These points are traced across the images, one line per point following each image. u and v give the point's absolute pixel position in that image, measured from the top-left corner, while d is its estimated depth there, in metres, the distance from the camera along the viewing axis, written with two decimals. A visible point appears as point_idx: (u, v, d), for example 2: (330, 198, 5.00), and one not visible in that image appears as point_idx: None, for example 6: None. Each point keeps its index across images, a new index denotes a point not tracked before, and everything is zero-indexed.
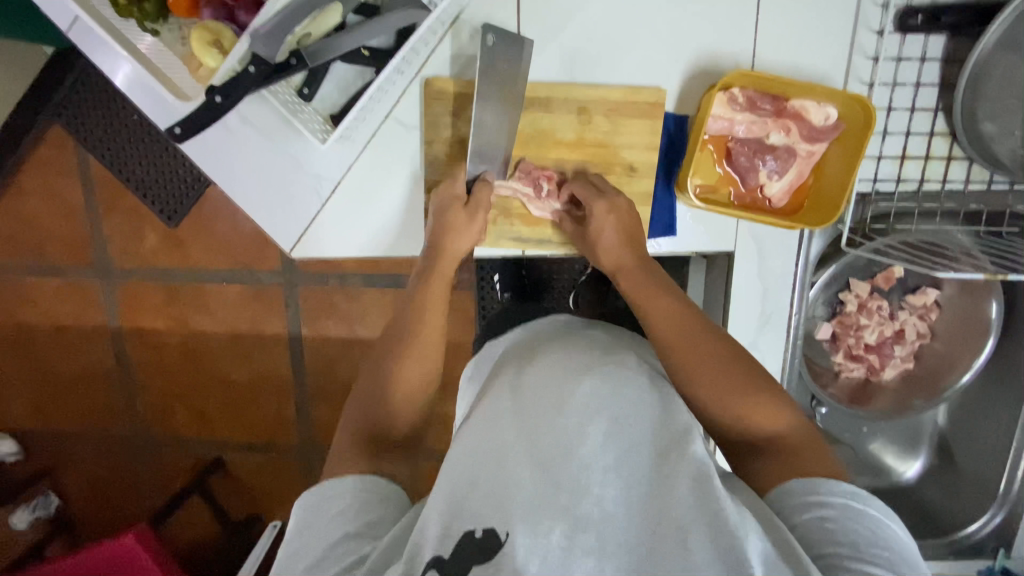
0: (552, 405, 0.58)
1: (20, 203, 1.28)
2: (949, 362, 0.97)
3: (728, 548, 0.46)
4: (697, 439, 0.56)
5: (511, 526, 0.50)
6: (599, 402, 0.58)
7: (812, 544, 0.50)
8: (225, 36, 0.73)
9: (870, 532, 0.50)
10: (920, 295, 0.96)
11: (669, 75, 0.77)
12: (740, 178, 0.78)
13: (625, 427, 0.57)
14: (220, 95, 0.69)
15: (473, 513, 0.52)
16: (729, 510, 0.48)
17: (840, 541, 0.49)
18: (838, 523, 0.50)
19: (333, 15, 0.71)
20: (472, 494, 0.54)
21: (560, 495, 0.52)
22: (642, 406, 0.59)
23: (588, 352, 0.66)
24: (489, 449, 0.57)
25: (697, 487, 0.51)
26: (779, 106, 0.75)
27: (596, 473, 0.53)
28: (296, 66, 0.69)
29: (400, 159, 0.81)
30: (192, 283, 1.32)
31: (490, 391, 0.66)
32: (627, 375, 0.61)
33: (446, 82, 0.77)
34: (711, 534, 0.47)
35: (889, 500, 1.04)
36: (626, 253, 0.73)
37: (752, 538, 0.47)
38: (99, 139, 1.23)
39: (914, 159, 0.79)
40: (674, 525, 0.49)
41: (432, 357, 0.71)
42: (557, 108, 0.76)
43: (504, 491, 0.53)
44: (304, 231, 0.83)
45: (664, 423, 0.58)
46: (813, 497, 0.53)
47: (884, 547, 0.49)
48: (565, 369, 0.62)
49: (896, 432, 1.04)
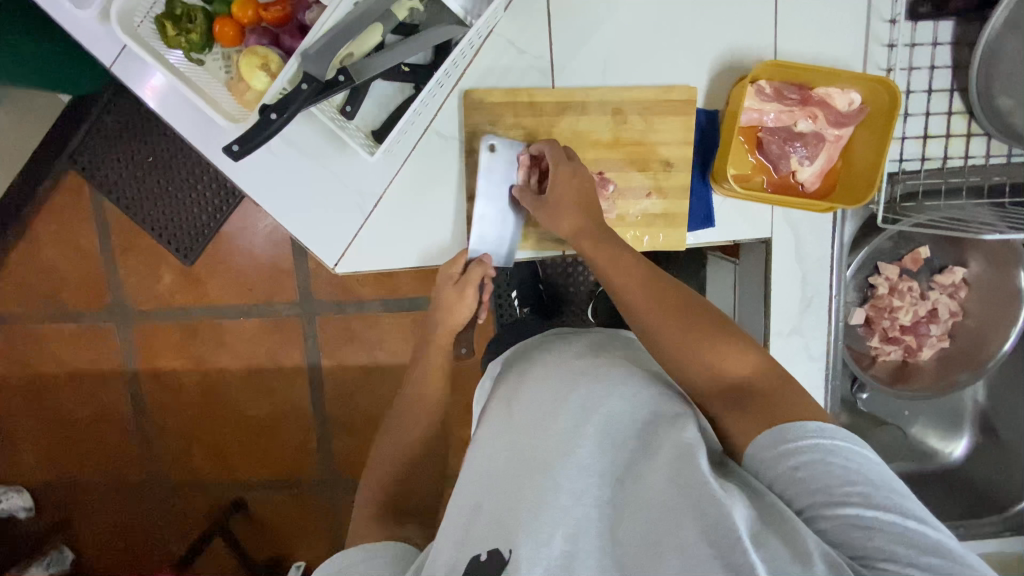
0: (545, 412, 0.61)
1: (37, 252, 1.30)
2: (983, 337, 0.98)
3: (717, 519, 0.47)
4: (687, 426, 0.57)
5: (513, 542, 0.51)
6: (590, 402, 0.60)
7: (792, 499, 0.51)
8: (273, 59, 0.75)
9: (842, 469, 0.49)
10: (948, 274, 0.99)
11: (698, 71, 0.80)
12: (773, 166, 0.80)
13: (615, 430, 0.59)
14: (275, 112, 0.71)
15: (479, 538, 0.54)
16: (716, 486, 0.49)
17: (814, 488, 0.49)
18: (807, 470, 0.50)
19: (373, 35, 0.74)
20: (477, 514, 0.57)
21: (559, 496, 0.54)
22: (632, 403, 0.61)
23: (583, 354, 0.69)
24: (492, 472, 0.60)
25: (681, 469, 0.52)
26: (806, 94, 0.78)
27: (588, 476, 0.55)
28: (344, 83, 0.73)
29: (440, 169, 0.83)
30: (210, 321, 1.33)
31: (494, 405, 0.69)
32: (614, 372, 0.64)
33: (483, 93, 0.80)
34: (701, 512, 0.48)
35: (939, 484, 1.04)
36: (580, 210, 0.74)
37: (738, 511, 0.48)
38: (115, 183, 1.25)
39: (936, 138, 0.82)
40: (664, 511, 0.50)
41: (416, 387, 0.80)
42: (592, 111, 0.80)
43: (505, 511, 0.55)
44: (347, 247, 0.85)
45: (651, 420, 0.60)
46: (783, 453, 0.52)
47: (857, 480, 0.49)
48: (558, 376, 0.65)
49: (937, 414, 1.05)
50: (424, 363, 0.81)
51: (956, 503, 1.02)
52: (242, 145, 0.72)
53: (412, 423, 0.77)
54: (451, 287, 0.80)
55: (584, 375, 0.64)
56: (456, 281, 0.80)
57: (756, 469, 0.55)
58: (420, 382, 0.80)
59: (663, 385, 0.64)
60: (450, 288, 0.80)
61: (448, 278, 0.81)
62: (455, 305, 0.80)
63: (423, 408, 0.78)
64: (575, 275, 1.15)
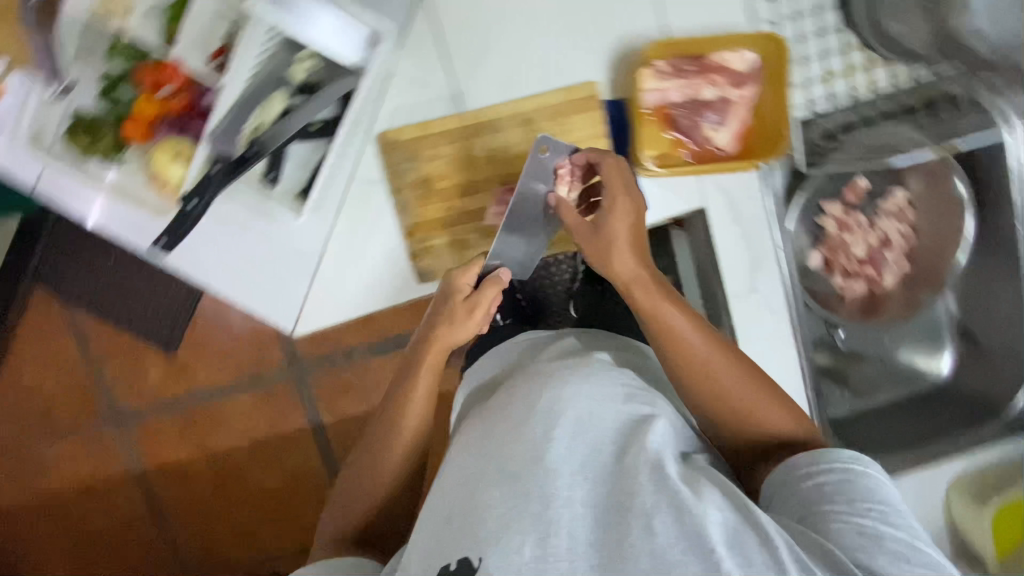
0: (516, 423, 0.66)
1: (28, 373, 1.32)
2: (939, 250, 1.00)
3: (690, 523, 0.54)
4: (652, 432, 0.64)
5: (483, 552, 0.57)
6: (559, 407, 0.65)
7: (810, 504, 0.60)
8: (184, 147, 0.78)
9: (867, 489, 0.59)
10: (891, 199, 1.00)
11: (596, 63, 0.81)
12: (689, 138, 0.82)
13: (586, 430, 0.64)
14: (190, 198, 0.76)
15: (445, 550, 0.60)
16: (686, 490, 0.57)
17: (837, 499, 0.59)
18: (835, 485, 0.60)
19: (277, 103, 0.77)
20: (448, 528, 0.62)
21: (531, 503, 0.59)
22: (602, 406, 0.66)
23: (549, 362, 0.74)
24: (466, 482, 0.65)
25: (657, 476, 0.59)
26: (702, 64, 0.80)
27: (562, 479, 0.61)
28: (255, 155, 0.76)
29: (372, 213, 0.83)
30: (205, 405, 1.33)
31: (466, 424, 0.74)
32: (580, 377, 0.69)
33: (396, 132, 0.81)
34: (676, 516, 0.55)
35: (940, 404, 1.04)
36: (632, 252, 0.73)
37: (710, 511, 0.56)
38: (82, 290, 1.27)
39: (840, 75, 0.83)
40: (636, 509, 0.57)
41: (398, 421, 0.77)
42: (505, 126, 0.82)
43: (477, 516, 0.60)
44: (301, 309, 0.86)
45: (622, 421, 0.66)
46: (813, 467, 0.62)
47: (879, 501, 0.58)
48: (523, 388, 0.70)
49: (915, 334, 1.06)
50: (410, 390, 0.77)
51: (955, 417, 1.02)
52: (169, 240, 0.80)
53: (392, 457, 0.78)
54: (463, 300, 0.75)
55: (550, 382, 0.69)
56: (464, 296, 0.76)
57: (785, 478, 0.63)
58: (402, 415, 0.77)
59: (631, 384, 0.71)
60: (461, 302, 0.75)
61: (460, 291, 0.75)
62: (460, 313, 0.75)
63: (404, 443, 0.77)
64: (552, 271, 1.06)
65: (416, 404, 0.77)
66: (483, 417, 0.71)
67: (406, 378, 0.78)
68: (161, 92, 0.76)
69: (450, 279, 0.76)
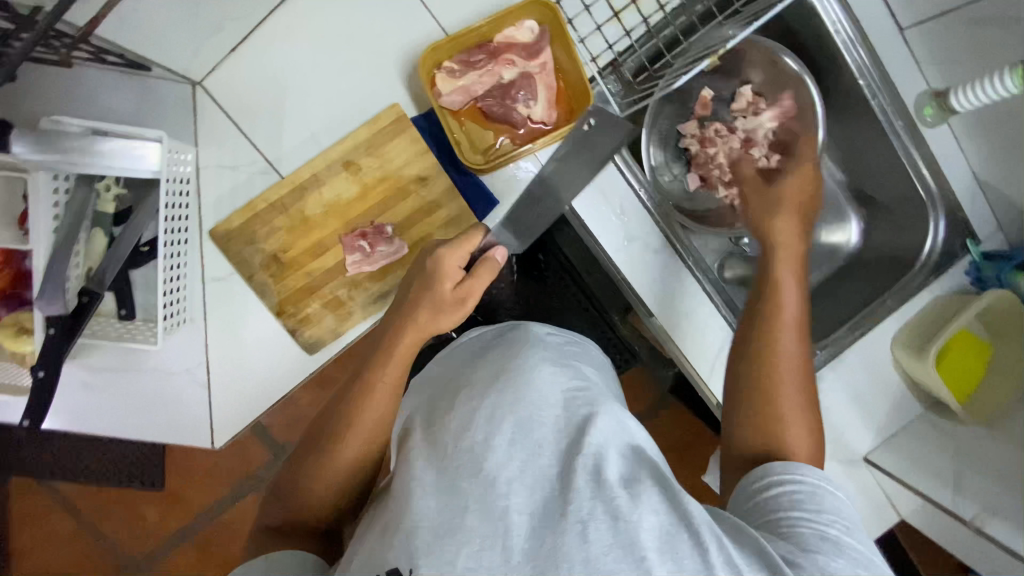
0: (459, 426, 0.56)
1: (30, 563, 1.31)
2: (806, 134, 0.95)
3: (628, 537, 0.46)
4: (595, 428, 0.55)
5: (414, 562, 0.47)
6: (499, 411, 0.57)
7: (773, 510, 0.55)
8: (25, 318, 0.77)
9: (832, 506, 0.53)
10: (739, 98, 0.99)
11: (392, 88, 0.81)
12: (508, 123, 0.82)
13: (526, 432, 0.55)
14: (42, 367, 0.73)
15: (369, 566, 0.48)
16: (623, 494, 0.48)
17: (804, 507, 0.53)
18: (803, 494, 0.55)
19: (99, 239, 0.76)
20: (378, 538, 0.50)
21: (467, 517, 0.48)
22: (544, 406, 0.58)
23: (494, 366, 0.65)
24: (390, 498, 0.53)
25: (595, 480, 0.49)
26: (490, 49, 0.80)
27: (500, 485, 0.50)
28: (90, 301, 0.73)
29: (237, 307, 0.82)
30: (211, 524, 1.32)
31: (406, 426, 0.63)
32: (526, 379, 0.61)
33: (225, 223, 0.80)
34: (610, 522, 0.46)
35: (861, 270, 1.05)
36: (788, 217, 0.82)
37: (646, 517, 0.47)
38: (52, 464, 1.29)
39: (626, 10, 0.82)
40: (572, 516, 0.47)
41: (366, 401, 0.63)
42: (327, 178, 0.81)
43: (395, 534, 0.49)
44: (209, 420, 0.83)
45: (561, 423, 0.57)
46: (784, 474, 0.57)
47: (842, 515, 0.53)
48: (468, 393, 0.61)
49: (816, 212, 1.08)
50: (375, 379, 0.63)
51: (882, 278, 1.01)
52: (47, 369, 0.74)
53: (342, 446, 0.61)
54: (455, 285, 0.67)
55: (490, 386, 0.60)
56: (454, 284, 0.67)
57: (751, 485, 0.59)
58: (373, 389, 0.63)
59: (574, 386, 0.61)
60: (445, 279, 0.66)
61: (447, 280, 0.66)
62: (444, 305, 0.66)
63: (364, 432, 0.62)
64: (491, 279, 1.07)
65: (388, 389, 0.63)
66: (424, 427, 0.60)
67: (372, 361, 0.65)
68: None
69: (446, 257, 0.67)
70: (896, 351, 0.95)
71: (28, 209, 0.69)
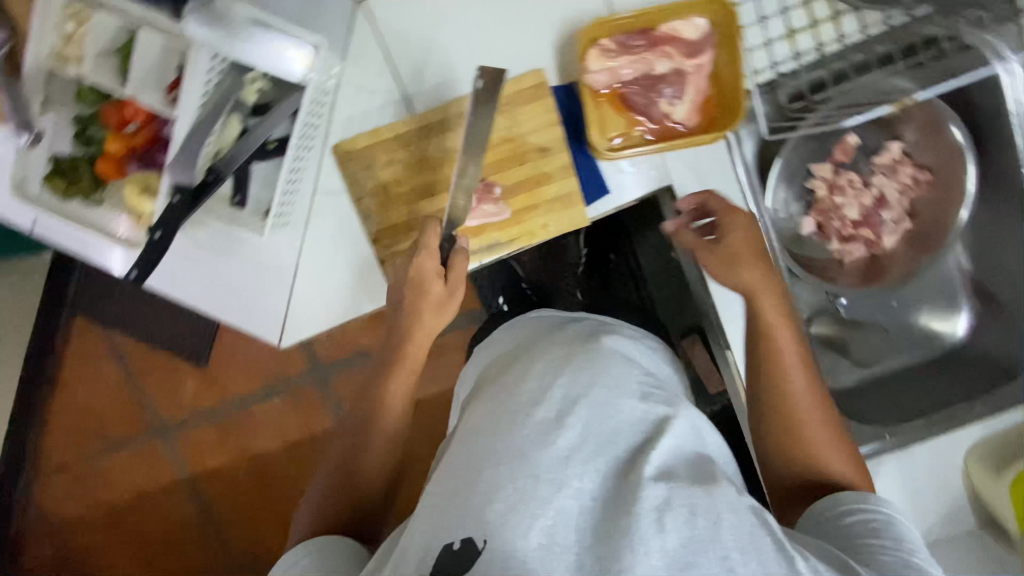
0: (531, 400, 0.58)
1: (74, 398, 1.42)
2: (945, 204, 0.93)
3: (703, 535, 0.48)
4: (668, 429, 0.58)
5: (488, 532, 0.48)
6: (575, 392, 0.58)
7: (855, 536, 0.59)
8: (152, 180, 0.82)
9: (909, 535, 0.58)
10: (884, 153, 0.95)
11: (542, 52, 0.80)
12: (646, 116, 0.79)
13: (601, 418, 0.57)
14: (158, 229, 0.78)
15: (448, 526, 0.50)
16: (699, 495, 0.51)
17: (884, 536, 0.58)
18: (881, 523, 0.59)
19: (234, 127, 0.79)
20: (452, 504, 0.51)
21: (541, 488, 0.50)
22: (618, 396, 0.59)
23: (566, 346, 0.66)
24: (466, 457, 0.55)
25: (667, 478, 0.52)
26: (651, 38, 0.77)
27: (573, 466, 0.53)
28: (214, 182, 0.78)
29: (339, 223, 0.85)
30: (239, 412, 1.40)
31: (478, 396, 0.65)
32: (603, 365, 0.62)
33: (350, 142, 0.83)
34: (685, 517, 0.49)
35: (950, 368, 0.99)
36: (759, 262, 0.74)
37: (723, 517, 0.50)
38: (116, 315, 1.38)
39: (802, 31, 0.78)
40: (647, 505, 0.49)
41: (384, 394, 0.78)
42: (454, 125, 0.81)
43: (476, 495, 0.51)
44: (282, 321, 0.87)
45: (641, 419, 0.58)
46: (862, 504, 0.61)
47: (919, 546, 0.58)
48: (541, 366, 0.62)
49: (926, 293, 1.01)
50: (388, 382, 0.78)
51: (974, 382, 0.95)
52: (162, 232, 0.78)
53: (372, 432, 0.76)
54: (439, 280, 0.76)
55: (568, 364, 0.62)
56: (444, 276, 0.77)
57: (827, 511, 0.63)
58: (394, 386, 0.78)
59: (648, 381, 0.63)
60: (433, 274, 0.76)
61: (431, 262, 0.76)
62: (430, 305, 0.77)
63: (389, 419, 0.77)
64: (557, 259, 1.11)
65: (399, 389, 0.78)
66: (492, 395, 0.62)
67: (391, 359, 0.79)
68: (129, 128, 0.82)
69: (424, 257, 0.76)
70: (969, 461, 0.90)
71: (185, 74, 0.73)
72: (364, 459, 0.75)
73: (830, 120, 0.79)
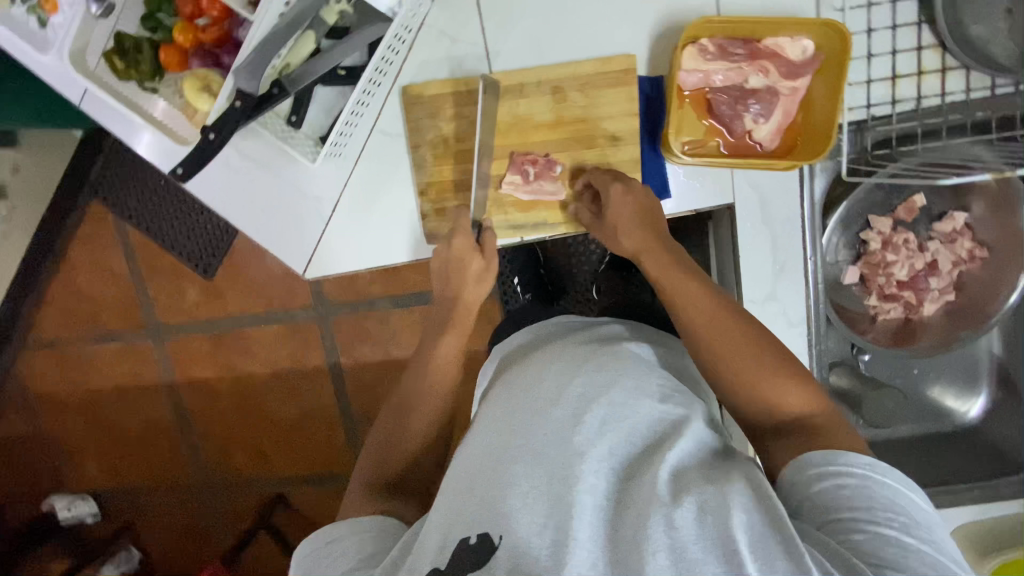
0: (546, 400, 0.58)
1: (74, 280, 1.40)
2: (993, 287, 0.90)
3: (719, 533, 0.45)
4: (689, 429, 0.55)
5: (504, 528, 0.50)
6: (592, 392, 0.58)
7: (826, 511, 0.48)
8: (213, 78, 0.79)
9: (888, 498, 0.47)
10: (948, 220, 0.92)
11: (637, 39, 0.78)
12: (726, 128, 0.76)
13: (617, 418, 0.56)
14: (213, 132, 0.74)
15: (468, 519, 0.52)
16: (712, 490, 0.47)
17: (857, 506, 0.47)
18: (855, 490, 0.48)
19: (308, 43, 0.75)
20: (469, 499, 0.54)
21: (555, 487, 0.51)
22: (636, 395, 0.57)
23: (588, 345, 0.65)
24: (482, 458, 0.57)
25: (680, 478, 0.50)
26: (753, 48, 0.74)
27: (588, 464, 0.52)
28: (278, 95, 0.74)
29: (390, 166, 0.83)
30: (235, 330, 1.39)
31: (497, 391, 0.66)
32: (622, 364, 0.61)
33: (421, 86, 0.80)
34: (697, 513, 0.46)
35: (953, 446, 0.98)
36: (636, 226, 0.71)
37: (736, 511, 0.45)
38: (133, 207, 1.34)
39: (906, 77, 0.75)
40: (656, 503, 0.48)
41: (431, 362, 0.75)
42: (531, 93, 0.78)
43: (495, 495, 0.52)
44: (313, 252, 0.86)
45: (658, 419, 0.56)
46: (831, 468, 0.49)
47: (904, 512, 0.46)
48: (559, 365, 0.62)
49: (951, 370, 0.99)
50: (435, 348, 0.76)
51: (974, 466, 0.95)
52: (217, 133, 0.74)
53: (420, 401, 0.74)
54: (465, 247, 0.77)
55: (584, 365, 0.61)
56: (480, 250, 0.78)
57: (793, 480, 0.51)
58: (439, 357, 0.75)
59: (668, 381, 0.61)
60: (470, 249, 0.76)
61: (467, 238, 0.76)
62: (469, 278, 0.78)
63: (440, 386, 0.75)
64: (580, 254, 1.06)
65: (446, 359, 0.75)
66: (510, 389, 0.63)
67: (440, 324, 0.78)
68: (197, 22, 0.78)
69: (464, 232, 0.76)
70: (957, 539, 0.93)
71: None
72: (411, 426, 0.73)
73: (920, 175, 0.76)
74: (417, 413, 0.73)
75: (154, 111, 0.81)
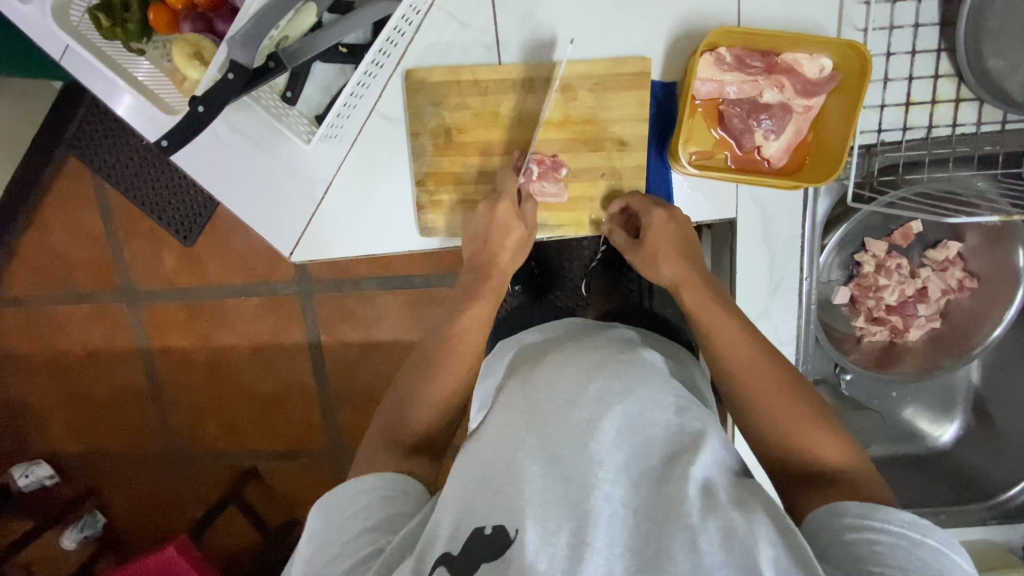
0: (564, 401, 0.57)
1: (45, 236, 1.34)
2: (977, 319, 0.93)
3: (742, 558, 0.45)
4: (709, 444, 0.55)
5: (521, 523, 0.49)
6: (610, 397, 0.56)
7: (856, 560, 0.46)
8: (204, 45, 0.74)
9: (923, 561, 0.46)
10: (942, 248, 0.92)
11: (653, 41, 0.75)
12: (736, 141, 0.75)
13: (636, 428, 0.55)
14: (202, 104, 0.69)
15: (481, 512, 0.51)
16: (738, 517, 0.48)
17: (889, 563, 0.46)
18: (888, 547, 0.47)
19: (309, 16, 0.71)
20: (481, 492, 0.53)
21: (570, 490, 0.50)
22: (653, 407, 0.57)
23: (601, 350, 0.64)
24: (496, 449, 0.56)
25: (702, 497, 0.50)
26: (770, 62, 0.73)
27: (605, 472, 0.51)
28: (274, 69, 0.69)
29: (387, 152, 0.80)
30: (213, 300, 1.35)
31: (508, 389, 0.64)
32: (639, 372, 0.60)
33: (426, 71, 0.77)
34: (722, 536, 0.46)
35: (925, 468, 1.00)
36: (680, 257, 0.70)
37: (762, 543, 0.46)
38: (110, 166, 1.28)
39: (920, 104, 0.75)
40: (680, 523, 0.48)
41: (450, 334, 0.69)
42: (539, 88, 0.76)
43: (514, 490, 0.51)
44: (301, 234, 0.82)
45: (675, 430, 0.56)
46: (862, 519, 0.49)
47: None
48: (575, 368, 0.60)
49: (929, 397, 1.00)
50: (462, 319, 0.70)
51: (942, 489, 0.98)
52: (206, 107, 0.69)
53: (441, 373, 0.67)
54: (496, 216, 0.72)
55: (600, 369, 0.60)
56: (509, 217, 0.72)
57: (822, 527, 0.51)
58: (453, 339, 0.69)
59: (684, 395, 0.60)
60: (513, 216, 0.73)
61: (510, 204, 0.73)
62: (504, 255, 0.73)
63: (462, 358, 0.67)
64: (572, 249, 1.04)
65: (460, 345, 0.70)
66: (524, 388, 0.62)
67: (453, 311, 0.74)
68: None
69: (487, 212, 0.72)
70: None
71: None
72: (431, 392, 0.66)
73: (927, 211, 0.77)
74: (438, 383, 0.66)
75: (138, 73, 0.77)
